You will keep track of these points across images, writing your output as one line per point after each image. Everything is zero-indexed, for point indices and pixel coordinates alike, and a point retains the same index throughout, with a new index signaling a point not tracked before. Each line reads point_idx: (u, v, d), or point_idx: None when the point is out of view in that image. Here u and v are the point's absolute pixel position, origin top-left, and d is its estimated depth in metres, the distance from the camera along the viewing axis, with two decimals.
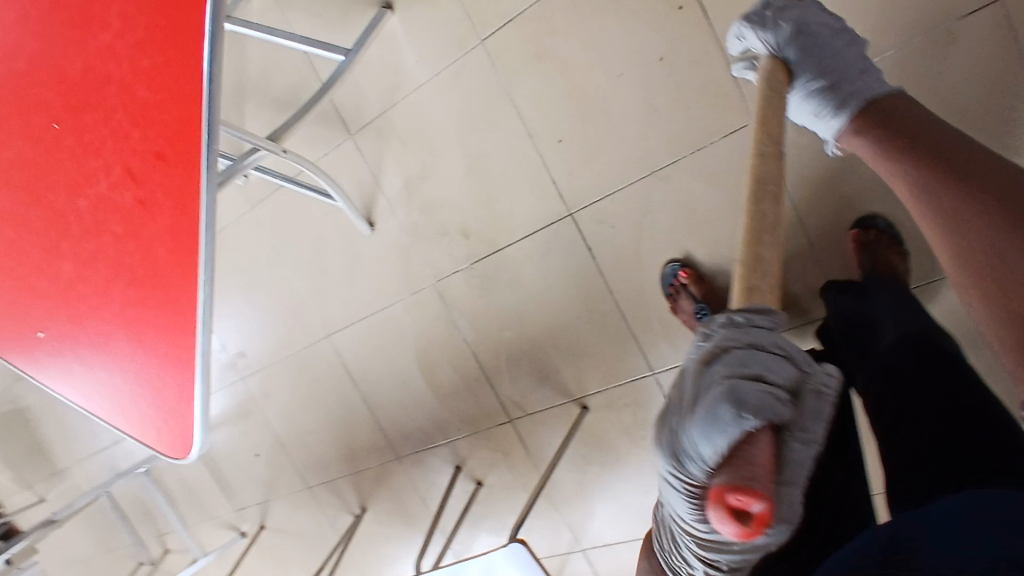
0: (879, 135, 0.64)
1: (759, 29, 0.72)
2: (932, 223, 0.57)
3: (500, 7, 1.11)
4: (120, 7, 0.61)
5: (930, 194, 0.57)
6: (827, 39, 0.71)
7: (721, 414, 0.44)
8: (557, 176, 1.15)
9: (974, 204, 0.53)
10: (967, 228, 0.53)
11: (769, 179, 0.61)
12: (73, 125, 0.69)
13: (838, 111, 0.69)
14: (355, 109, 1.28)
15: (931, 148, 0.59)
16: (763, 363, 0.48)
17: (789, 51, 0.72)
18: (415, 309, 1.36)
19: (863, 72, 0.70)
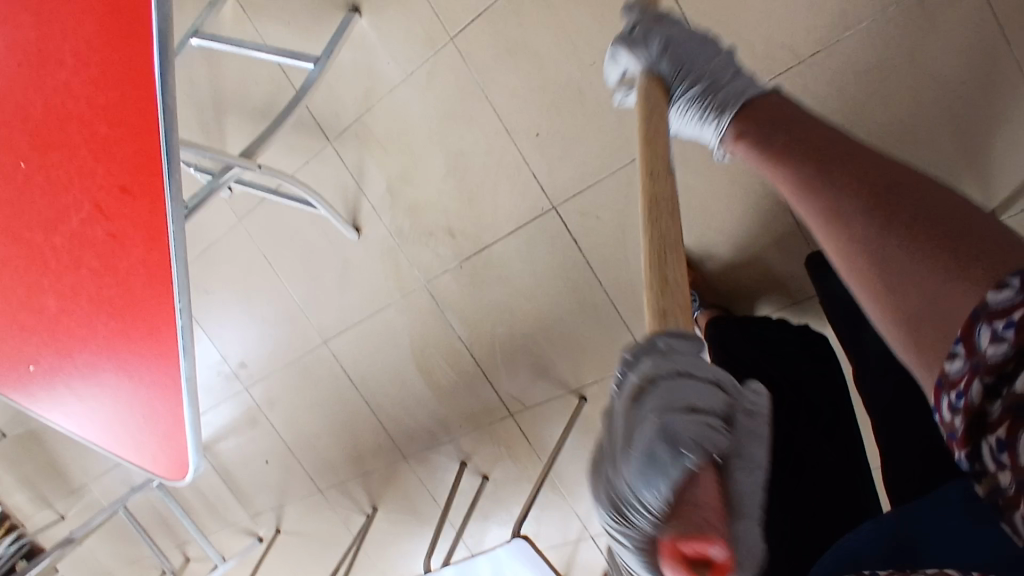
0: (758, 137, 0.61)
1: (632, 47, 0.75)
2: (797, 204, 0.53)
3: (468, 3, 1.09)
4: (73, 45, 0.59)
5: (811, 189, 0.51)
6: (694, 48, 0.74)
7: (659, 457, 0.43)
8: (538, 171, 1.14)
9: (845, 194, 0.48)
10: (840, 222, 0.48)
11: (664, 197, 0.61)
12: (41, 164, 0.65)
13: (717, 111, 0.69)
14: (333, 115, 1.26)
15: (812, 143, 0.54)
16: (692, 392, 0.47)
17: (663, 61, 0.74)
18: (408, 311, 1.36)
19: (733, 75, 0.72)
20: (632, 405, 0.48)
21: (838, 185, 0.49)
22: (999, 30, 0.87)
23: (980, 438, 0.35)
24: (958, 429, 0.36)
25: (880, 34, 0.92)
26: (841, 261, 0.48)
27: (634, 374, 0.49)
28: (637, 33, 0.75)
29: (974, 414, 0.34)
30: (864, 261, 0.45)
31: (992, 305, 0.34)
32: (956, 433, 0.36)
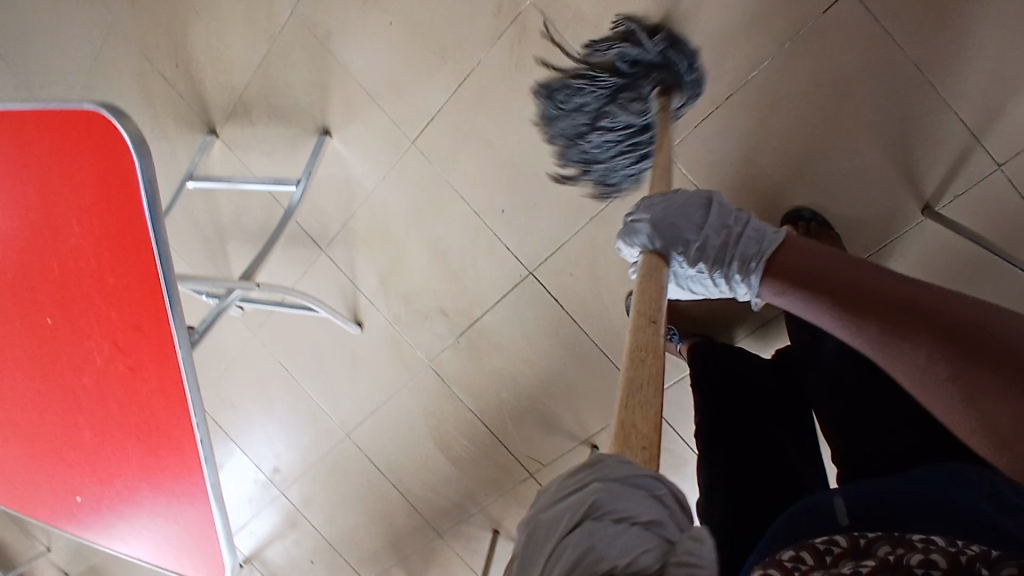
0: (794, 283, 0.66)
1: (629, 239, 0.78)
2: (871, 349, 0.58)
3: (421, 108, 1.21)
4: (79, 215, 0.75)
5: (886, 344, 0.57)
6: (680, 216, 0.77)
7: None
8: (510, 242, 1.24)
9: (927, 348, 0.54)
10: (933, 373, 0.54)
11: (640, 347, 0.61)
12: (65, 316, 0.81)
13: (744, 273, 0.71)
14: (321, 225, 1.39)
15: (864, 293, 0.59)
16: (623, 541, 0.44)
17: (662, 243, 0.76)
18: (419, 391, 1.44)
19: (735, 227, 0.75)
20: (566, 538, 0.45)
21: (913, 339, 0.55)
22: (895, 44, 0.96)
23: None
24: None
25: (786, 67, 1.01)
26: (936, 394, 0.54)
27: (571, 505, 0.46)
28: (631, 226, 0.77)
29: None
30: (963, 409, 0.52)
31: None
32: None
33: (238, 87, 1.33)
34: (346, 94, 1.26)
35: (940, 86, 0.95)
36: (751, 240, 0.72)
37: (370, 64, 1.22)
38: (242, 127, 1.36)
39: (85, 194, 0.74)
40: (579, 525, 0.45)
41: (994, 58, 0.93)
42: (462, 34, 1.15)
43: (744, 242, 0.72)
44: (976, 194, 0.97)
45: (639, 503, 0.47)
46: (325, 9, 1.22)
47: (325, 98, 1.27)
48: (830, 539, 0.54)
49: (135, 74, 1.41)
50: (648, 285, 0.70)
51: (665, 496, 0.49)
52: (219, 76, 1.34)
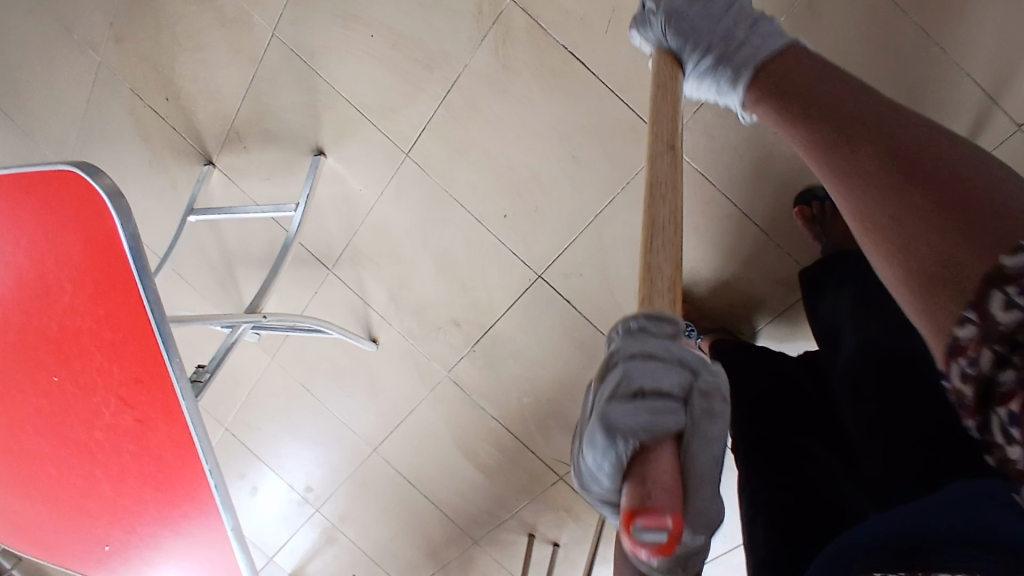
0: (776, 103, 0.62)
1: (646, 30, 0.78)
2: (818, 168, 0.55)
3: (411, 120, 1.19)
4: (71, 274, 0.74)
5: (831, 157, 0.53)
6: (699, 15, 0.75)
7: (601, 444, 0.41)
8: (515, 248, 1.21)
9: (864, 161, 0.50)
10: (859, 186, 0.50)
11: (663, 176, 0.58)
12: (70, 372, 0.81)
13: (735, 82, 0.70)
14: (326, 246, 1.37)
15: (834, 108, 0.55)
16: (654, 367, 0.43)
17: (673, 38, 0.76)
18: (439, 403, 1.42)
19: (747, 31, 0.71)
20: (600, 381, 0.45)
21: (854, 154, 0.51)
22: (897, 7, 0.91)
23: (990, 401, 0.35)
24: (965, 382, 0.37)
25: None
26: (860, 208, 0.49)
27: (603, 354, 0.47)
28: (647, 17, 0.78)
29: (981, 371, 0.36)
30: (873, 221, 0.48)
31: (1007, 274, 0.35)
32: (965, 401, 0.38)
33: (229, 115, 1.32)
34: (335, 112, 1.23)
35: (950, 47, 0.90)
36: (752, 44, 0.69)
37: (356, 80, 1.20)
38: (238, 154, 1.35)
39: (70, 250, 0.73)
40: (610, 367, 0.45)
41: (1004, 13, 0.87)
42: (445, 41, 1.11)
43: (747, 46, 0.69)
44: (997, 159, 0.92)
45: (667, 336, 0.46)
46: (305, 28, 1.19)
47: (315, 119, 1.25)
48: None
49: (127, 109, 1.40)
50: (651, 76, 0.73)
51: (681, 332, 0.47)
52: (209, 105, 1.33)
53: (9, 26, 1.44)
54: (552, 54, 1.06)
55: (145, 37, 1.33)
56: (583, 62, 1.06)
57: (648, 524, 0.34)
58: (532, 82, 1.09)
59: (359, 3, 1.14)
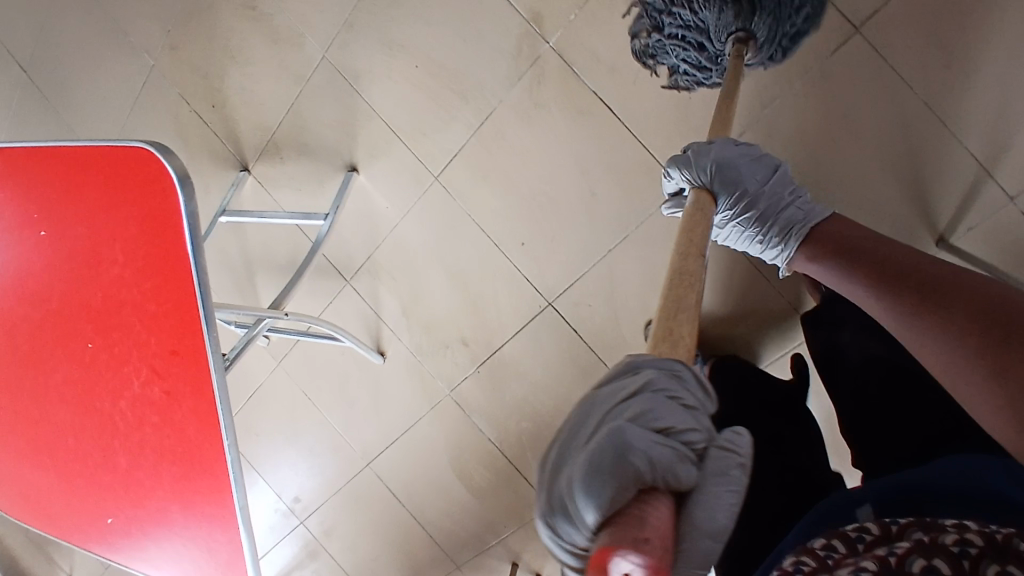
0: (855, 271, 0.64)
1: (693, 172, 0.83)
2: (883, 318, 0.60)
3: (443, 145, 1.26)
4: (125, 248, 0.80)
5: (933, 336, 0.53)
6: (746, 167, 0.84)
7: (605, 463, 0.43)
8: (530, 274, 1.27)
9: (967, 342, 0.51)
10: (972, 364, 0.50)
11: (685, 269, 0.66)
12: (109, 341, 0.86)
13: (781, 242, 0.82)
14: (346, 258, 1.43)
15: (927, 284, 0.57)
16: (677, 416, 0.50)
17: (718, 184, 0.83)
18: (439, 421, 1.46)
19: (787, 199, 0.84)
20: (624, 403, 0.50)
21: (956, 335, 0.52)
22: (902, 81, 1.00)
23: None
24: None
25: (796, 103, 1.06)
26: (935, 354, 0.53)
27: (635, 379, 0.52)
28: (692, 158, 0.84)
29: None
30: (997, 400, 0.47)
31: None
32: None
33: (270, 126, 1.40)
34: (371, 133, 1.31)
35: (947, 120, 0.99)
36: (798, 212, 0.82)
37: (394, 104, 1.28)
38: (273, 164, 1.42)
39: (128, 224, 0.79)
40: (640, 395, 0.51)
41: (997, 93, 0.96)
42: (482, 75, 1.20)
43: (790, 212, 0.82)
44: (989, 225, 0.98)
45: (695, 395, 0.53)
46: (352, 53, 1.28)
47: (351, 137, 1.33)
48: (862, 529, 0.56)
49: (172, 113, 1.48)
50: (689, 208, 0.78)
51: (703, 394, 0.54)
52: (252, 116, 1.41)
53: (69, 28, 1.54)
54: (582, 96, 1.14)
55: (199, 48, 1.41)
56: (609, 105, 1.14)
57: None
58: (560, 119, 1.17)
59: (405, 34, 1.23)
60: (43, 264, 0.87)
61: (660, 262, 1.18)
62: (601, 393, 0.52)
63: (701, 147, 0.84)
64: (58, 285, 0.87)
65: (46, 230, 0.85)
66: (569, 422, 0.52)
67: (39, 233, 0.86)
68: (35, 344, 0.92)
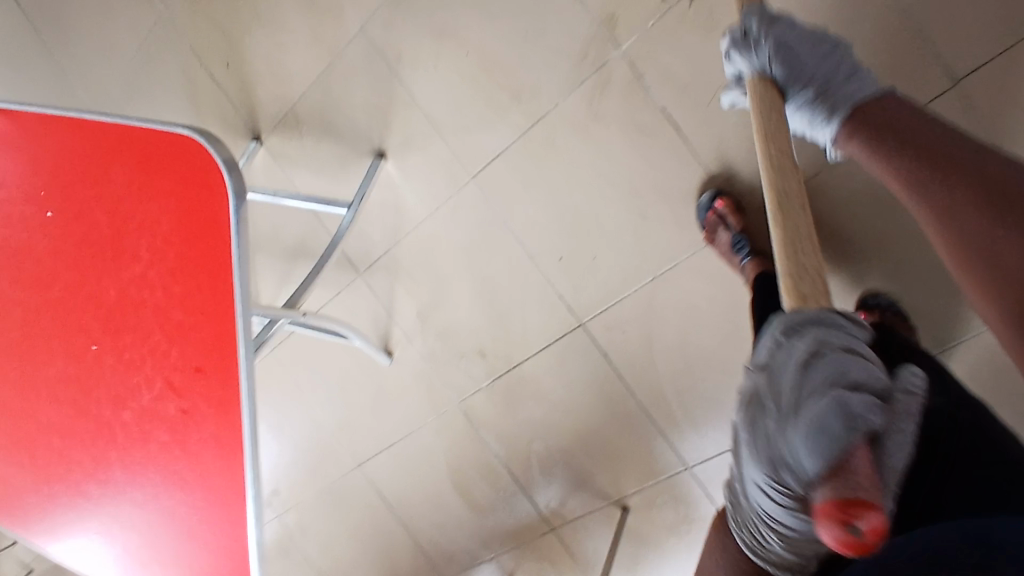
0: (877, 149, 0.63)
1: (750, 55, 0.77)
2: (892, 177, 0.60)
3: (486, 145, 1.16)
4: (153, 246, 0.69)
5: (940, 209, 0.55)
6: (807, 48, 0.75)
7: (834, 429, 0.42)
8: (563, 291, 1.19)
9: (973, 214, 0.52)
10: (969, 235, 0.52)
11: (789, 192, 0.64)
12: (118, 345, 0.75)
13: (831, 120, 0.71)
14: (363, 251, 1.33)
15: (945, 160, 0.56)
16: (860, 366, 0.47)
17: (774, 64, 0.75)
18: (445, 430, 1.38)
19: (846, 72, 0.72)
20: (806, 365, 0.47)
21: (970, 207, 0.52)
22: (994, 138, 0.87)
23: None
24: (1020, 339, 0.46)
25: None
26: (935, 220, 0.55)
27: (803, 339, 0.48)
28: (749, 39, 0.76)
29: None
30: (980, 272, 0.50)
31: None
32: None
33: (292, 97, 1.27)
34: (406, 119, 1.20)
35: None
36: (857, 85, 0.71)
37: (436, 91, 1.16)
38: (290, 138, 1.29)
39: (158, 217, 0.68)
40: (824, 350, 0.47)
41: None
42: (542, 75, 1.09)
43: (848, 85, 0.71)
44: None
45: (857, 336, 0.50)
46: (397, 31, 1.16)
47: (383, 122, 1.21)
48: None
49: (184, 69, 1.35)
50: (755, 107, 0.73)
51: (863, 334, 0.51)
52: (272, 83, 1.28)
53: None
54: (648, 111, 1.05)
55: (225, 4, 1.29)
56: (676, 124, 1.04)
57: (870, 524, 0.37)
58: (619, 131, 1.07)
59: (459, 19, 1.12)
60: (49, 249, 0.76)
61: (708, 296, 1.09)
62: (774, 360, 0.49)
63: (759, 26, 0.76)
64: (63, 276, 0.76)
65: (54, 211, 0.74)
66: (755, 391, 0.49)
67: (45, 212, 0.75)
68: (28, 332, 0.82)
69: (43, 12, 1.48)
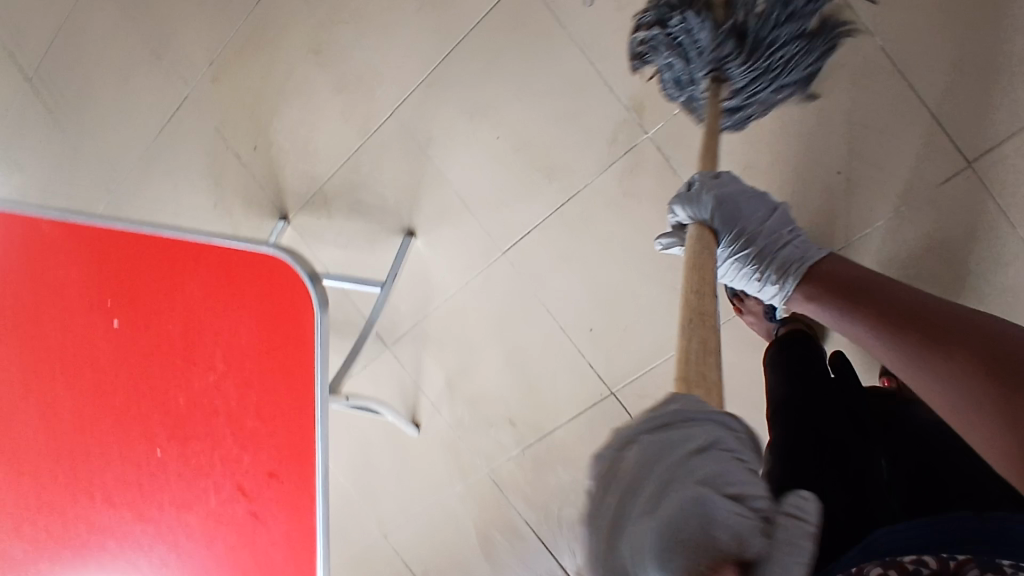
0: (827, 295, 0.66)
1: (694, 207, 0.80)
2: (840, 326, 0.63)
3: (517, 223, 1.20)
4: (229, 356, 0.70)
5: (928, 373, 0.52)
6: (747, 206, 0.79)
7: (687, 528, 0.40)
8: (594, 360, 1.21)
9: (971, 372, 0.48)
10: (970, 397, 0.48)
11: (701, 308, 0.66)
12: (184, 451, 0.77)
13: (780, 279, 0.75)
14: (391, 322, 1.34)
15: (930, 321, 0.54)
16: (747, 481, 0.45)
17: (718, 220, 0.79)
18: (472, 498, 1.36)
19: (787, 235, 0.77)
20: (690, 460, 0.45)
21: (913, 346, 0.54)
22: (1006, 219, 0.93)
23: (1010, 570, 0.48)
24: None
25: (906, 228, 0.98)
26: (887, 358, 0.57)
27: (698, 432, 0.47)
28: (694, 192, 0.80)
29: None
30: (956, 402, 0.49)
31: None
32: None
33: (322, 177, 1.29)
34: (438, 198, 1.23)
35: None
36: (796, 247, 0.75)
37: (468, 172, 1.20)
38: (318, 216, 1.31)
39: (236, 329, 0.69)
40: (706, 451, 0.46)
41: None
42: (573, 157, 1.14)
43: (790, 248, 0.76)
44: None
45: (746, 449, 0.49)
46: (428, 114, 1.20)
47: (413, 201, 1.25)
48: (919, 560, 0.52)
49: (206, 147, 1.37)
50: (689, 252, 0.75)
51: (744, 439, 0.50)
52: (300, 164, 1.30)
53: (102, 50, 1.42)
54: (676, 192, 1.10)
55: (248, 83, 1.31)
56: None
57: None
58: (648, 211, 1.12)
59: (491, 103, 1.16)
60: (110, 359, 0.76)
61: (739, 364, 1.12)
62: (654, 444, 0.46)
63: (704, 180, 0.80)
64: (123, 383, 0.77)
65: (118, 320, 0.74)
66: (621, 467, 0.45)
67: (111, 322, 0.75)
68: (62, 439, 0.77)
69: (59, 93, 1.48)
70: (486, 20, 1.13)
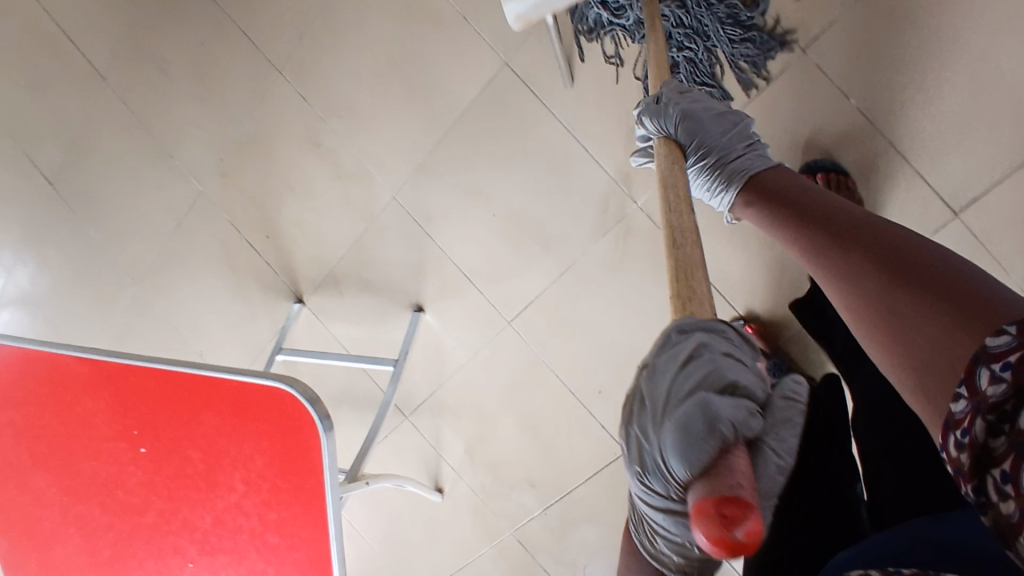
0: (767, 206, 0.69)
1: (659, 119, 0.80)
2: (774, 229, 0.66)
3: (520, 293, 1.23)
4: (246, 476, 0.75)
5: (878, 304, 0.49)
6: (710, 120, 0.80)
7: (695, 428, 0.42)
8: (606, 420, 1.23)
9: (867, 274, 0.51)
10: (867, 297, 0.50)
11: (683, 227, 0.62)
12: (212, 564, 0.81)
13: (728, 187, 0.77)
14: (407, 394, 1.39)
15: (885, 253, 0.50)
16: (738, 371, 0.48)
17: (681, 130, 0.80)
18: (500, 559, 1.39)
19: (741, 148, 0.79)
20: (684, 369, 0.48)
21: (829, 248, 0.56)
22: (999, 264, 0.94)
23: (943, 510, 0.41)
24: (960, 450, 0.38)
25: None
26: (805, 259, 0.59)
27: (686, 342, 0.49)
28: (659, 104, 0.80)
29: (973, 440, 0.37)
30: (857, 300, 0.51)
31: (989, 352, 0.37)
32: (961, 469, 0.38)
33: (330, 260, 1.35)
34: (442, 274, 1.28)
35: None
36: (750, 160, 0.77)
37: (468, 247, 1.25)
38: (330, 297, 1.37)
39: (251, 452, 0.74)
40: (699, 354, 0.48)
41: None
42: (568, 229, 1.17)
43: (744, 160, 0.77)
44: None
45: (740, 347, 0.51)
46: (425, 196, 1.25)
47: (419, 278, 1.29)
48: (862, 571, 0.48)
49: (220, 238, 1.43)
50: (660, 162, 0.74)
51: (737, 336, 0.51)
52: (310, 248, 1.36)
53: (116, 154, 1.50)
54: None
55: (254, 177, 1.37)
56: None
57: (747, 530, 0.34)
58: (646, 275, 1.15)
59: (485, 183, 1.20)
60: (142, 482, 0.82)
61: None
62: (660, 360, 0.50)
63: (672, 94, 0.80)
64: (152, 501, 0.82)
65: (143, 445, 0.80)
66: (640, 392, 0.50)
67: (139, 449, 0.81)
68: (119, 553, 0.86)
69: (79, 196, 1.57)
70: (473, 106, 1.18)
